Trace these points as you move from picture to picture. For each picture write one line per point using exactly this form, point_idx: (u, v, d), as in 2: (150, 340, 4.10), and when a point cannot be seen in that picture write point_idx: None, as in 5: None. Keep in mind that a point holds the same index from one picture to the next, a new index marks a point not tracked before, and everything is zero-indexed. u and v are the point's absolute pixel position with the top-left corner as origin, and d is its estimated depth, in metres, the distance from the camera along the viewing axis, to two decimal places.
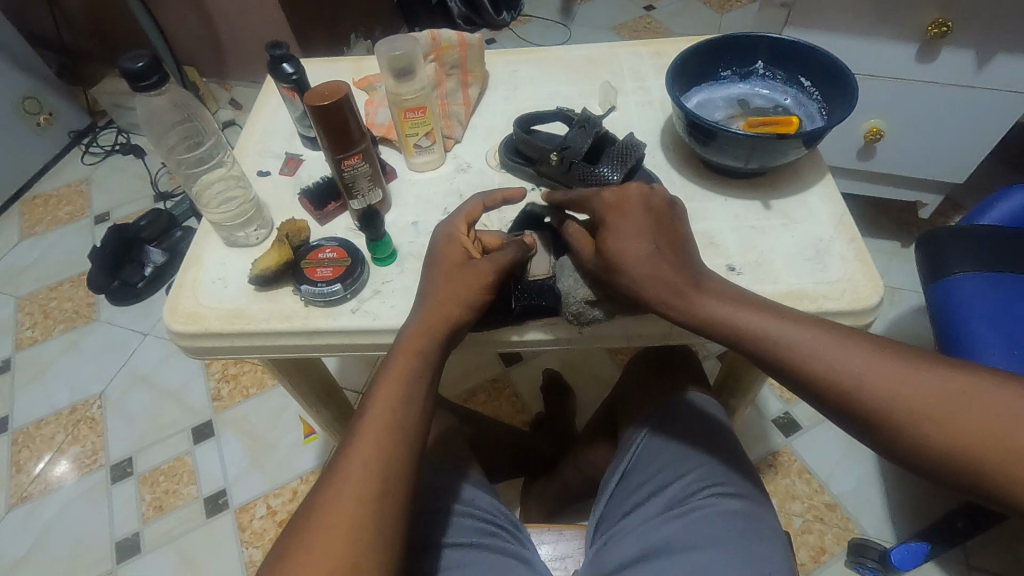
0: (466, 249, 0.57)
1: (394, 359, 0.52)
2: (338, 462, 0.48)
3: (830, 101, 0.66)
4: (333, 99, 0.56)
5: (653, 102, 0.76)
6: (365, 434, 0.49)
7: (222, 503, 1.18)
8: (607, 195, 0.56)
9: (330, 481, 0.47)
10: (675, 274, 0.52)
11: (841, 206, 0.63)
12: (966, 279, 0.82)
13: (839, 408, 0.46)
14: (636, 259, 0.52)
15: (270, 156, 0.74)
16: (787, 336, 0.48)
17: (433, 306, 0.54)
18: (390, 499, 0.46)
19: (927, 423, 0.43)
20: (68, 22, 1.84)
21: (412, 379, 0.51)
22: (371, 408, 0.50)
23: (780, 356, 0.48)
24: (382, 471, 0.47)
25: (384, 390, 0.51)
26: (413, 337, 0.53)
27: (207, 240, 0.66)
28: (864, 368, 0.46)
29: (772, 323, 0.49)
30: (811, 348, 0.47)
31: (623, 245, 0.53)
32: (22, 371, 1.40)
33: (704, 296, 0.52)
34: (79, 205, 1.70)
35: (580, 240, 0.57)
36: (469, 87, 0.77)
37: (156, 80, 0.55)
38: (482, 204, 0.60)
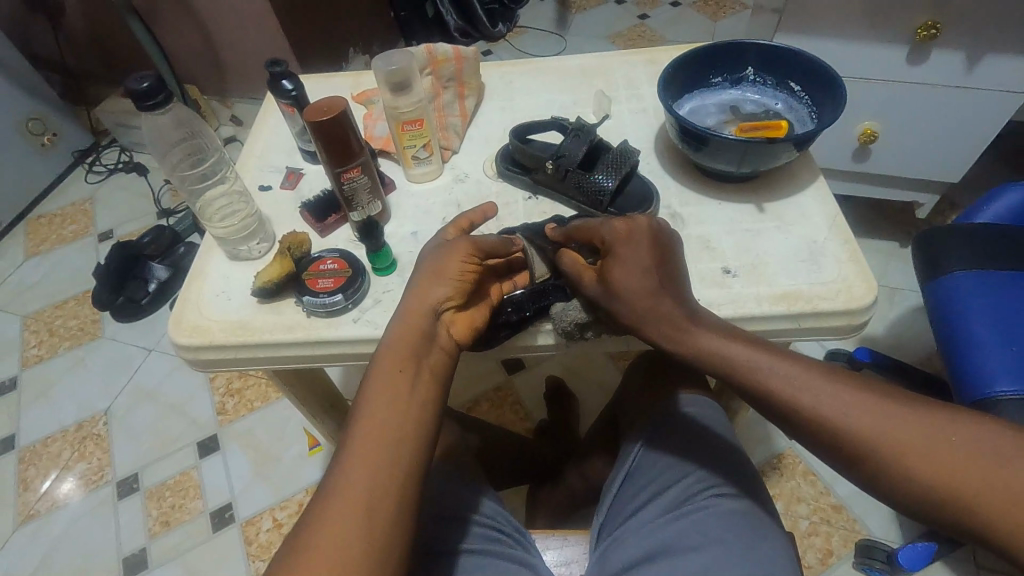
0: (470, 259, 0.56)
1: (379, 366, 0.52)
2: (328, 476, 0.47)
3: (820, 104, 0.67)
4: (332, 114, 0.58)
5: (646, 110, 0.77)
6: (353, 446, 0.48)
7: (229, 517, 1.18)
8: (615, 225, 0.55)
9: (320, 497, 0.46)
10: (670, 309, 0.52)
11: (835, 207, 0.63)
12: (962, 278, 0.83)
13: (829, 446, 0.46)
14: (636, 289, 0.53)
15: (271, 171, 0.76)
16: (779, 369, 0.49)
17: (408, 318, 0.54)
18: (381, 511, 0.45)
19: (918, 462, 0.42)
20: (71, 44, 1.87)
21: (400, 385, 0.51)
22: (363, 418, 0.49)
23: (770, 389, 0.48)
24: (371, 482, 0.46)
25: (379, 398, 0.50)
26: (397, 349, 0.52)
27: (210, 254, 0.67)
28: (852, 405, 0.46)
29: (764, 360, 0.50)
30: (799, 385, 0.47)
31: (627, 275, 0.53)
32: (28, 389, 1.41)
33: (698, 332, 0.52)
34: (84, 224, 1.72)
35: (577, 267, 0.57)
36: (465, 98, 0.79)
37: (159, 102, 0.57)
38: (480, 213, 0.62)
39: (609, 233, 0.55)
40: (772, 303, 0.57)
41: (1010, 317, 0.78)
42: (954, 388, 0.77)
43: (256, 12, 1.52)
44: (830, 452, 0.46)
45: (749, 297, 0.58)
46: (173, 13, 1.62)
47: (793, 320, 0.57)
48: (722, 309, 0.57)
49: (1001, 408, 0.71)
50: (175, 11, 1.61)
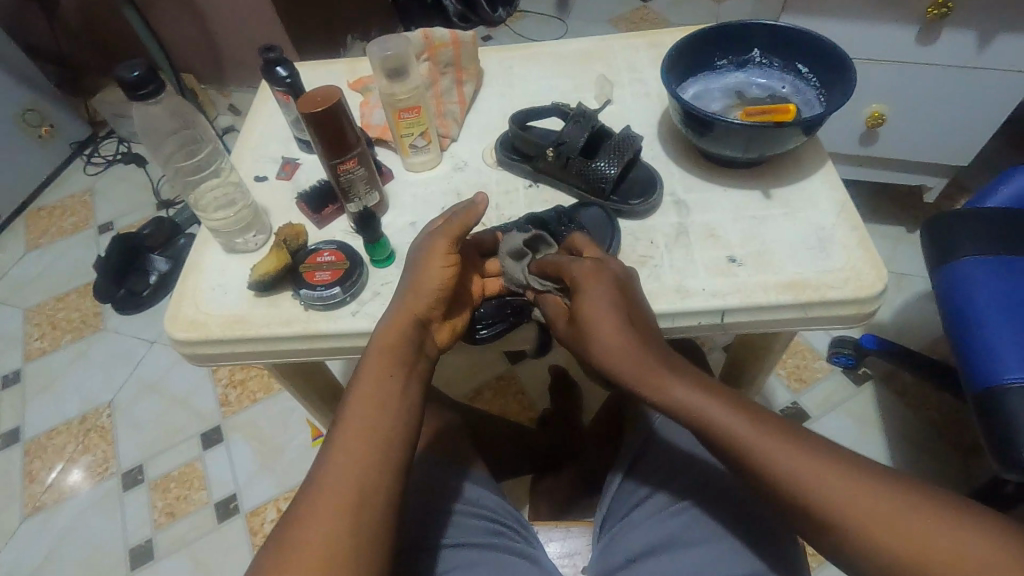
0: (447, 269, 0.54)
1: (366, 363, 0.51)
2: (315, 474, 0.46)
3: (828, 86, 0.65)
4: (326, 103, 0.56)
5: (649, 94, 0.75)
6: (339, 445, 0.47)
7: (234, 508, 1.18)
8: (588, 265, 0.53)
9: (306, 494, 0.45)
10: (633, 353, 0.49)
11: (843, 193, 0.62)
12: (974, 264, 0.81)
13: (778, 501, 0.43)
14: (614, 340, 0.49)
15: (267, 161, 0.74)
16: (728, 419, 0.45)
17: (398, 319, 0.53)
18: (368, 512, 0.44)
19: (862, 520, 0.40)
20: (66, 33, 1.84)
21: (387, 385, 0.50)
22: (348, 414, 0.49)
23: (720, 435, 0.45)
24: (359, 480, 0.45)
25: (363, 397, 0.49)
26: (386, 351, 0.51)
27: (204, 247, 0.66)
28: (803, 460, 0.42)
29: (715, 407, 0.46)
30: (752, 433, 0.44)
31: (596, 320, 0.50)
32: (32, 382, 1.41)
33: (677, 382, 0.48)
34: (84, 216, 1.71)
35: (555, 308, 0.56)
36: (463, 84, 0.77)
37: (150, 90, 0.55)
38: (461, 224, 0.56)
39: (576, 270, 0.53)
40: (777, 293, 0.55)
41: (1022, 305, 0.76)
42: (964, 377, 0.76)
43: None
44: (775, 503, 0.44)
45: (754, 286, 0.56)
46: (168, 1, 1.59)
47: (800, 310, 0.55)
48: (727, 299, 0.55)
49: (1012, 396, 0.70)
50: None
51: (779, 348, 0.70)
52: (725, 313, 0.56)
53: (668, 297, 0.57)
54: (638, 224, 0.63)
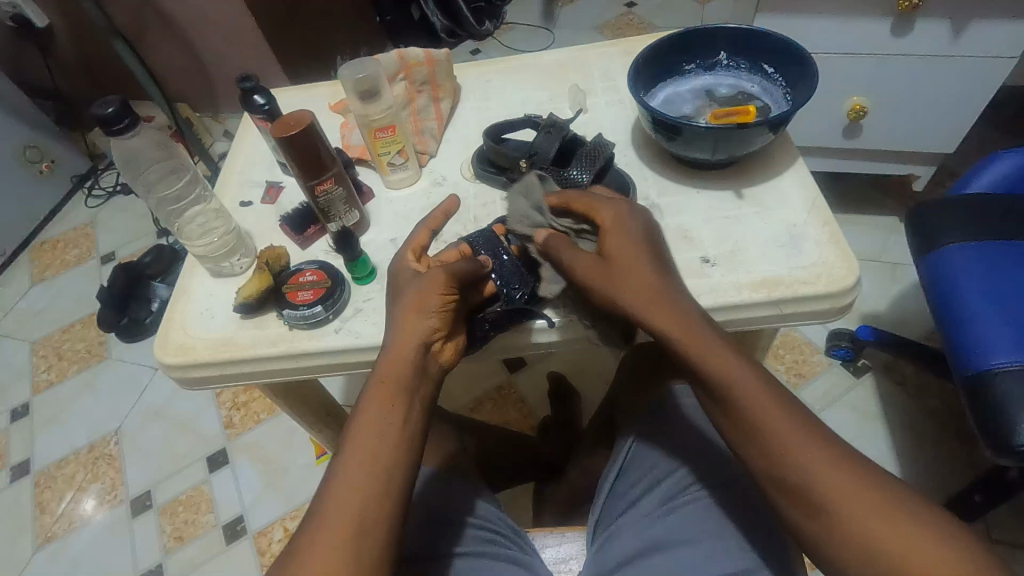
0: (448, 293, 0.53)
1: (370, 395, 0.51)
2: (319, 507, 0.47)
3: (794, 85, 0.66)
4: (300, 128, 0.58)
5: (622, 101, 0.76)
6: (341, 479, 0.47)
7: (241, 529, 1.19)
8: (618, 209, 0.56)
9: (311, 527, 0.46)
10: (659, 303, 0.51)
11: (814, 189, 0.63)
12: (956, 251, 0.81)
13: (766, 467, 0.45)
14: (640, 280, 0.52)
15: (252, 186, 0.76)
16: (750, 392, 0.47)
17: (393, 353, 0.52)
18: (371, 546, 0.45)
19: (847, 496, 0.42)
20: (63, 71, 1.89)
21: (386, 420, 0.50)
22: (347, 450, 0.49)
23: (750, 416, 0.46)
24: (360, 515, 0.46)
25: (364, 430, 0.49)
26: (385, 385, 0.51)
27: (192, 273, 0.68)
28: (822, 465, 0.44)
29: (775, 416, 0.46)
30: (781, 424, 0.45)
31: (619, 255, 0.53)
32: (40, 413, 1.43)
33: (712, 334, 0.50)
34: (86, 248, 1.74)
35: (561, 247, 0.56)
36: (440, 101, 0.78)
37: (124, 125, 0.57)
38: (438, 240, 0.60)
39: (607, 214, 0.56)
40: (751, 291, 0.56)
41: (1005, 289, 0.77)
42: (952, 364, 0.77)
43: (239, 28, 1.52)
44: (761, 469, 0.46)
45: (729, 286, 0.57)
46: (158, 34, 1.63)
47: (775, 307, 0.56)
48: (701, 300, 0.56)
49: (999, 381, 0.71)
50: (161, 33, 1.62)
51: (763, 346, 0.70)
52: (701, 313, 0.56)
53: None
54: None
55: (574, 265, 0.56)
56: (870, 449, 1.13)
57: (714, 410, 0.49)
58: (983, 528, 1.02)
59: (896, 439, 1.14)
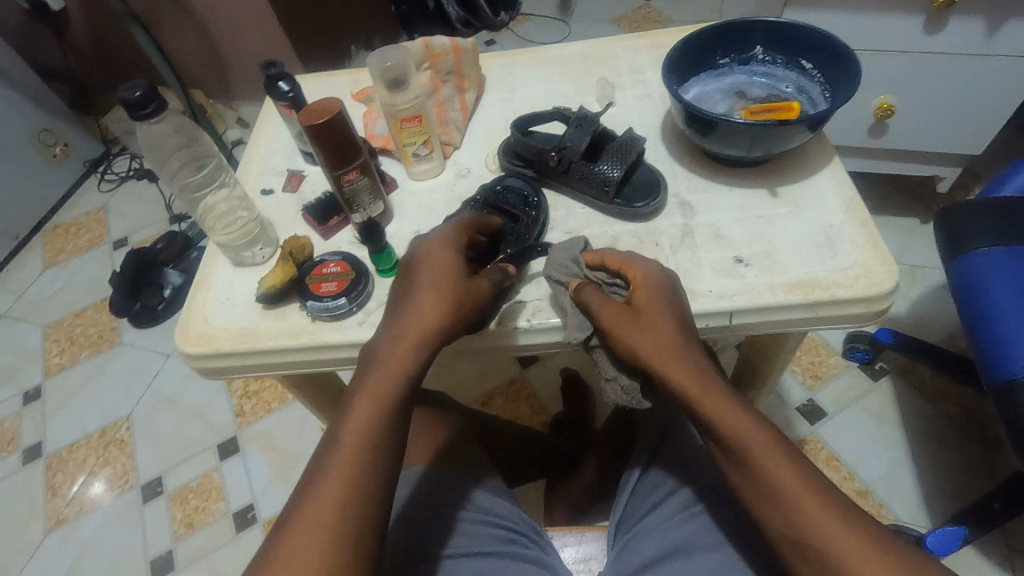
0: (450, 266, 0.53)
1: (371, 368, 0.50)
2: (313, 471, 0.45)
3: (833, 82, 0.64)
4: (327, 114, 0.56)
5: (651, 95, 0.75)
6: (338, 443, 0.46)
7: (251, 518, 1.19)
8: (653, 267, 0.54)
9: (302, 490, 0.44)
10: (685, 360, 0.48)
11: (851, 189, 0.61)
12: (988, 255, 0.80)
13: (780, 523, 0.43)
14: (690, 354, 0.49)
15: (272, 174, 0.75)
16: (765, 439, 0.45)
17: (399, 327, 0.51)
18: (362, 514, 0.43)
19: (866, 561, 0.40)
20: (77, 54, 1.88)
21: (389, 393, 0.49)
22: (343, 423, 0.47)
23: (762, 462, 0.44)
24: (355, 481, 0.44)
25: (359, 404, 0.48)
26: (387, 360, 0.49)
27: (212, 261, 0.67)
28: (832, 520, 0.42)
29: (789, 467, 0.44)
30: (791, 470, 0.44)
31: (659, 316, 0.50)
32: (52, 397, 1.44)
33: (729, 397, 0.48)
34: (99, 233, 1.74)
35: (598, 301, 0.53)
36: (465, 92, 0.77)
37: (152, 110, 0.56)
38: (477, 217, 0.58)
39: (641, 269, 0.54)
40: (786, 293, 0.55)
41: None
42: (983, 371, 0.75)
43: (255, 14, 1.51)
44: (774, 516, 0.44)
45: (762, 288, 0.56)
46: (174, 19, 1.62)
47: (810, 310, 0.55)
48: (735, 300, 0.55)
49: None
50: (176, 17, 1.61)
51: (789, 349, 0.69)
52: (733, 314, 0.55)
53: None
54: (642, 226, 0.62)
55: (599, 307, 0.53)
56: (886, 453, 1.12)
57: (727, 466, 0.47)
58: (1000, 536, 1.01)
59: (913, 444, 1.12)
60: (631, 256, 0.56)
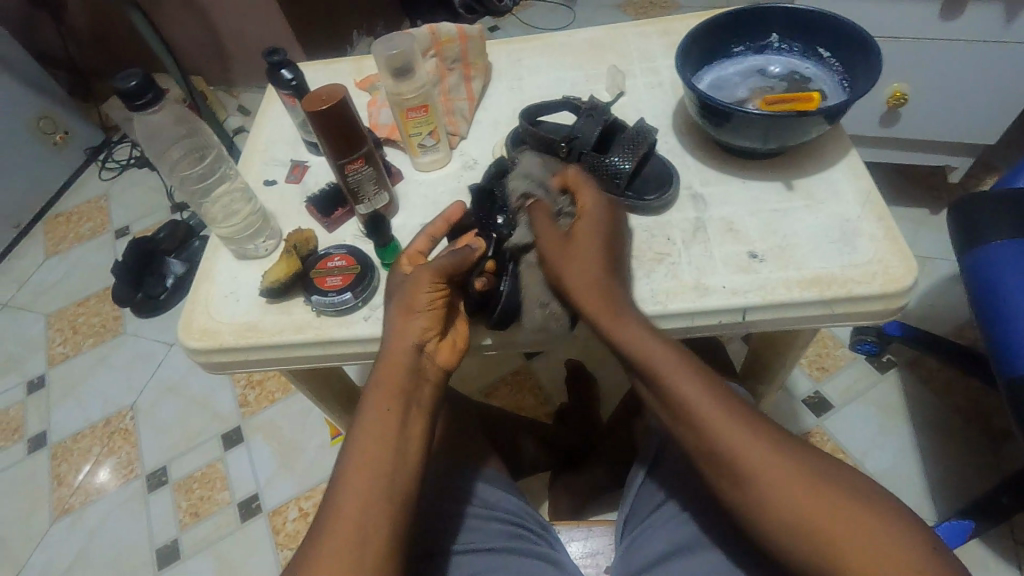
0: (437, 288, 0.52)
1: (367, 397, 0.51)
2: (325, 508, 0.47)
3: (852, 71, 0.62)
4: (332, 104, 0.55)
5: (662, 84, 0.73)
6: (340, 485, 0.47)
7: (256, 507, 1.20)
8: (598, 196, 0.56)
9: (317, 530, 0.47)
10: (599, 293, 0.52)
11: (868, 182, 0.60)
12: (1005, 248, 0.78)
13: (712, 447, 0.47)
14: (599, 285, 0.52)
15: (276, 165, 0.74)
16: (693, 396, 0.48)
17: (391, 357, 0.52)
18: (372, 548, 0.45)
19: (778, 478, 0.44)
20: (76, 39, 1.85)
21: (383, 425, 0.49)
22: (351, 451, 0.49)
23: (687, 409, 0.48)
24: (361, 518, 0.46)
25: (364, 430, 0.49)
26: (387, 388, 0.50)
27: (215, 254, 0.66)
28: (757, 450, 0.46)
29: (714, 418, 0.47)
30: (717, 419, 0.47)
31: (586, 249, 0.53)
32: (56, 386, 1.44)
33: (648, 335, 0.51)
34: (100, 221, 1.73)
35: (541, 223, 0.56)
36: (471, 80, 0.75)
37: (150, 99, 0.54)
38: (444, 219, 0.59)
39: (587, 197, 0.56)
40: (801, 289, 0.54)
41: None
42: (996, 368, 0.74)
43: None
44: (704, 456, 0.48)
45: (777, 284, 0.54)
46: (173, 4, 1.59)
47: (825, 306, 0.53)
48: (748, 296, 0.54)
49: None
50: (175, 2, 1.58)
51: (802, 344, 0.68)
52: (747, 311, 0.54)
53: (687, 295, 0.55)
54: (654, 220, 0.61)
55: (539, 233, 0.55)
56: (892, 446, 1.12)
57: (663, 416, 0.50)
58: (1006, 530, 1.00)
59: (920, 437, 1.12)
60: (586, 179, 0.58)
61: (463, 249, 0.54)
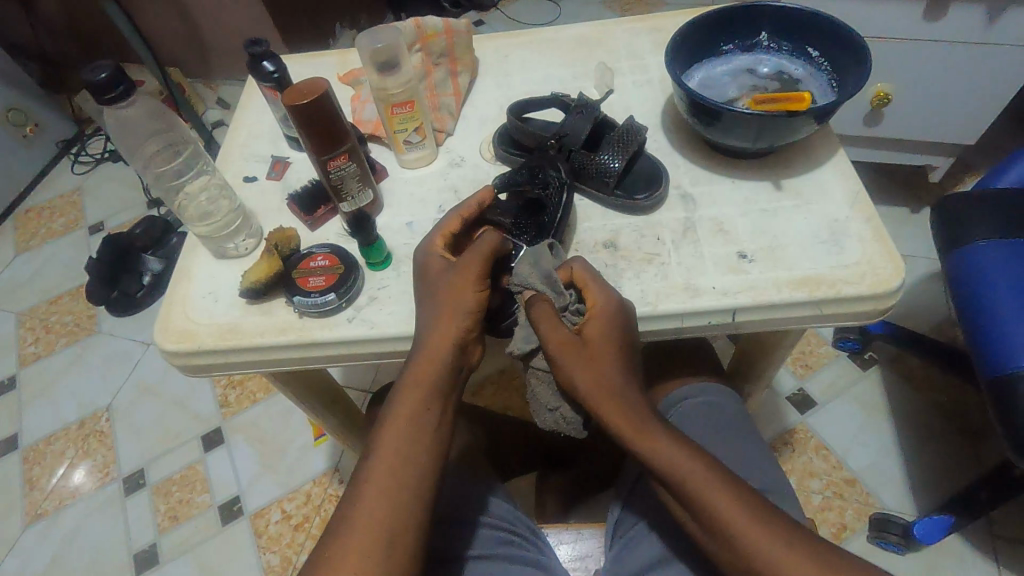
0: (477, 283, 0.52)
1: (405, 390, 0.50)
2: (350, 501, 0.46)
3: (841, 71, 0.62)
4: (313, 97, 0.53)
5: (651, 81, 0.72)
6: (374, 477, 0.47)
7: (237, 510, 1.17)
8: (609, 295, 0.52)
9: (343, 519, 0.46)
10: (616, 404, 0.50)
11: (856, 182, 0.59)
12: (986, 248, 0.79)
13: (728, 555, 0.45)
14: (608, 391, 0.50)
15: (256, 160, 0.72)
16: (717, 497, 0.46)
17: (424, 356, 0.51)
18: (403, 544, 0.45)
19: None
20: (47, 29, 1.79)
21: (421, 423, 0.49)
22: (377, 448, 0.48)
23: (711, 508, 0.46)
24: (394, 512, 0.45)
25: (393, 426, 0.49)
26: (419, 388, 0.50)
27: (193, 252, 0.64)
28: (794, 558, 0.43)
29: (740, 514, 0.45)
30: (747, 524, 0.45)
31: (598, 362, 0.51)
32: (28, 387, 1.39)
33: (667, 443, 0.49)
34: (74, 217, 1.68)
35: (542, 318, 0.51)
36: (458, 75, 0.74)
37: (119, 93, 0.52)
38: (477, 202, 0.57)
39: (596, 294, 0.52)
40: (791, 290, 0.53)
41: None
42: (977, 367, 0.75)
43: None
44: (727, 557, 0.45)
45: (767, 284, 0.54)
46: None
47: (815, 307, 0.53)
48: (738, 297, 0.53)
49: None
50: None
51: (790, 345, 0.68)
52: (737, 312, 0.54)
53: (677, 295, 0.55)
54: (644, 219, 0.60)
55: (548, 336, 0.51)
56: (874, 442, 1.13)
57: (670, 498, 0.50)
58: (984, 524, 1.02)
59: (901, 433, 1.13)
60: (589, 272, 0.54)
61: (501, 236, 0.54)
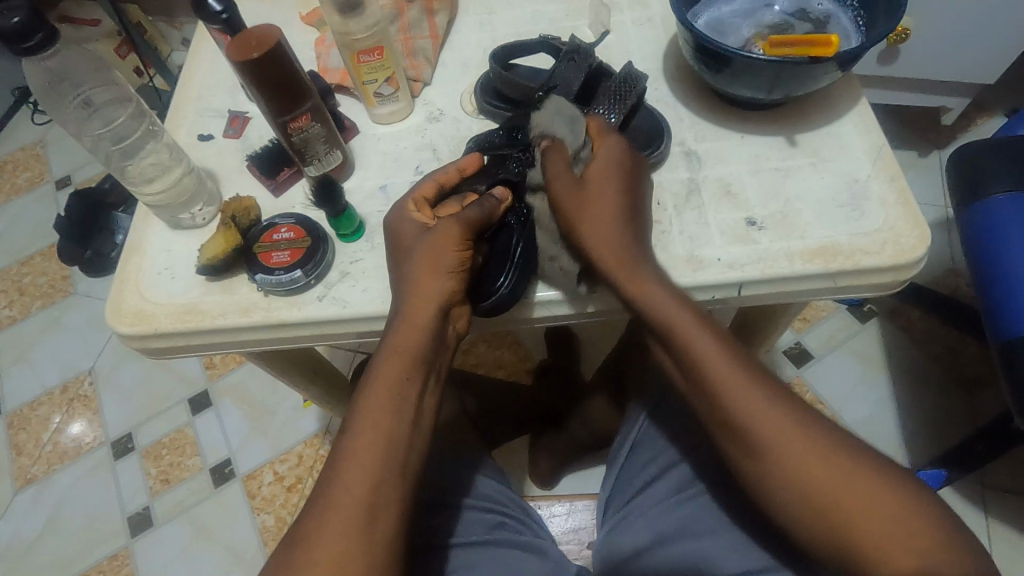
0: (459, 242, 0.46)
1: (382, 361, 0.45)
2: (328, 482, 0.42)
3: (869, 7, 0.55)
4: (262, 52, 0.46)
5: (652, 20, 0.64)
6: (352, 456, 0.42)
7: (229, 472, 1.16)
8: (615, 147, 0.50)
9: (319, 501, 0.42)
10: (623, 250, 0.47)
11: (879, 137, 0.54)
12: (1007, 201, 0.74)
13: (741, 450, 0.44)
14: (610, 225, 0.47)
15: (211, 116, 0.64)
16: (741, 397, 0.43)
17: (407, 322, 0.45)
18: (385, 526, 0.41)
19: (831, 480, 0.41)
20: None
21: (404, 395, 0.44)
22: (356, 423, 0.43)
23: (727, 409, 0.44)
24: (374, 492, 0.41)
25: (373, 399, 0.44)
26: (402, 357, 0.44)
27: (146, 223, 0.58)
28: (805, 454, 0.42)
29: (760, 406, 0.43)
30: (764, 413, 0.43)
31: (601, 202, 0.48)
32: (6, 351, 1.35)
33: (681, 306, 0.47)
34: (38, 171, 1.58)
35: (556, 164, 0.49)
36: (435, 15, 0.65)
37: (39, 43, 0.45)
38: (457, 169, 0.52)
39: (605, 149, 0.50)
40: (803, 261, 0.49)
41: None
42: (987, 328, 0.72)
43: None
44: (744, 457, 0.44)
45: (777, 254, 0.49)
46: None
47: (828, 280, 0.49)
48: (747, 271, 0.49)
49: None
50: None
51: (796, 310, 0.64)
52: (744, 286, 0.49)
53: (679, 268, 0.50)
54: None
55: (541, 259, 0.47)
56: (870, 395, 1.12)
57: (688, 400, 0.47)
58: (976, 476, 1.02)
59: (898, 386, 1.12)
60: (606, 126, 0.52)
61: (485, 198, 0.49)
